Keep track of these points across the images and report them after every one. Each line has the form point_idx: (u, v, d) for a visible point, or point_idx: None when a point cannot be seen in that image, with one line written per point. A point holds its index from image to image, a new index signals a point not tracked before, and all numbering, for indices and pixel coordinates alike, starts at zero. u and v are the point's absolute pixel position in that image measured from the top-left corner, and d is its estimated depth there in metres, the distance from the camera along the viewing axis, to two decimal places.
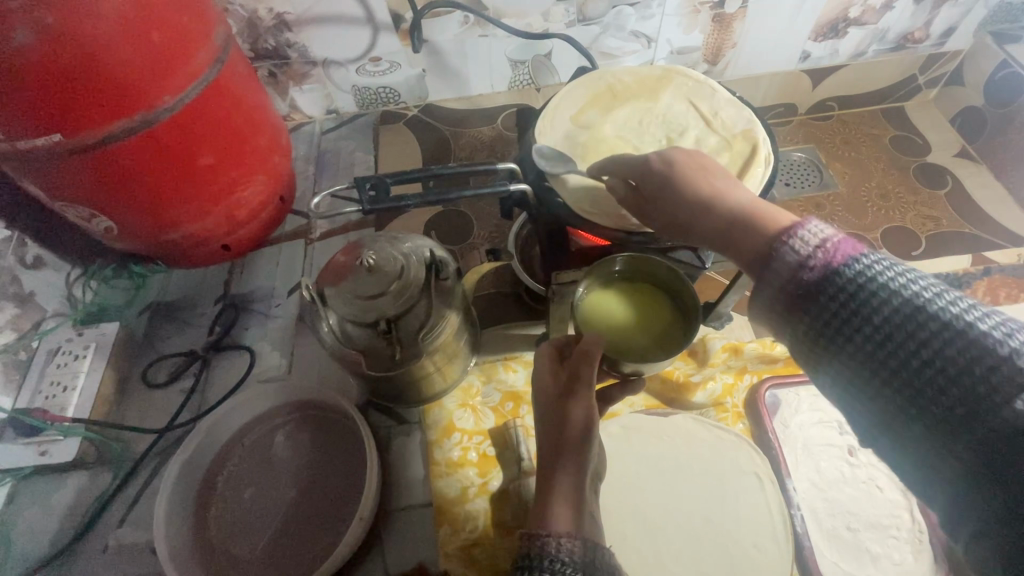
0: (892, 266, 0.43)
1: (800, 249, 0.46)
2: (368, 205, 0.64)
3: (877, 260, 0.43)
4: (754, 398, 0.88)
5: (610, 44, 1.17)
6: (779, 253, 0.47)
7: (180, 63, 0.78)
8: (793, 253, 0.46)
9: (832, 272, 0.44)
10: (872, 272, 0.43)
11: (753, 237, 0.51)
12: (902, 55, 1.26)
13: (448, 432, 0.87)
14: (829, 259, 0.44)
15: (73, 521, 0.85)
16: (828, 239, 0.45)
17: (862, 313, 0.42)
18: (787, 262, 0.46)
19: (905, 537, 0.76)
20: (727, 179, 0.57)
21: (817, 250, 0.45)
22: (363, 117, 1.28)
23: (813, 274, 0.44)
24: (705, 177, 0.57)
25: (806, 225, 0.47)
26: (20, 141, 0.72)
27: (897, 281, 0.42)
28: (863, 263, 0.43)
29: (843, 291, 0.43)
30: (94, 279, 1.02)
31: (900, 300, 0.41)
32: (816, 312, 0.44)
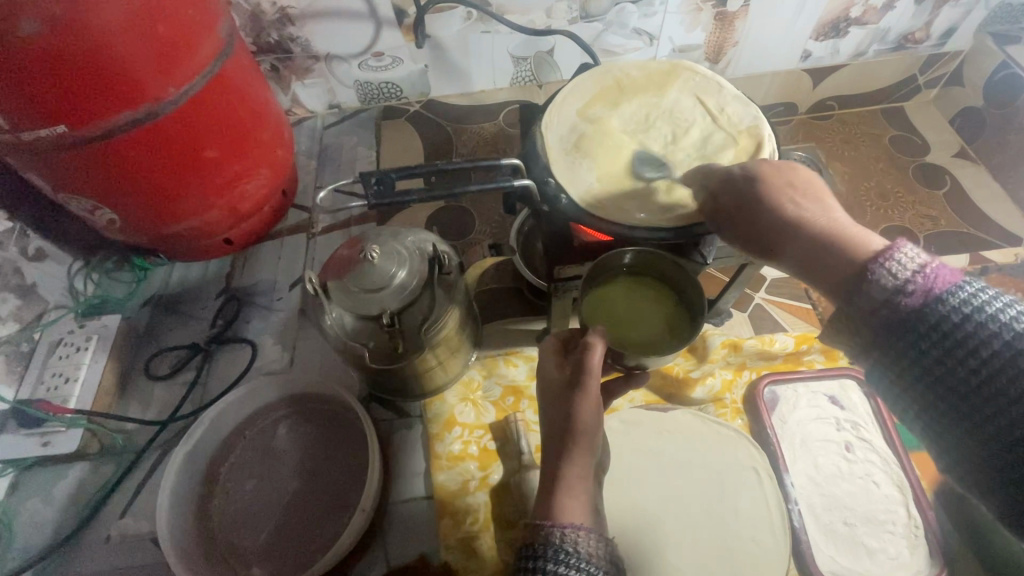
0: (994, 298, 0.43)
1: (902, 274, 0.45)
2: (373, 201, 0.65)
3: (978, 290, 0.43)
4: (753, 393, 0.89)
5: (612, 41, 1.17)
6: (872, 279, 0.46)
7: (186, 56, 0.79)
8: (887, 277, 0.45)
9: (933, 300, 0.43)
10: (972, 302, 0.43)
11: (843, 260, 0.50)
12: (902, 56, 1.26)
13: (450, 426, 0.88)
14: (930, 285, 0.44)
15: (75, 512, 0.85)
16: (927, 265, 0.44)
17: (965, 345, 0.42)
18: (879, 289, 0.45)
19: (901, 532, 0.78)
20: (807, 201, 0.56)
21: (917, 275, 0.44)
22: (365, 112, 1.28)
23: (913, 301, 0.44)
24: (786, 197, 0.57)
25: (900, 248, 0.46)
26: (26, 132, 0.72)
27: (991, 309, 0.42)
28: (965, 292, 0.43)
29: (943, 321, 0.43)
30: (95, 272, 1.04)
31: (988, 328, 0.42)
32: (911, 338, 0.44)
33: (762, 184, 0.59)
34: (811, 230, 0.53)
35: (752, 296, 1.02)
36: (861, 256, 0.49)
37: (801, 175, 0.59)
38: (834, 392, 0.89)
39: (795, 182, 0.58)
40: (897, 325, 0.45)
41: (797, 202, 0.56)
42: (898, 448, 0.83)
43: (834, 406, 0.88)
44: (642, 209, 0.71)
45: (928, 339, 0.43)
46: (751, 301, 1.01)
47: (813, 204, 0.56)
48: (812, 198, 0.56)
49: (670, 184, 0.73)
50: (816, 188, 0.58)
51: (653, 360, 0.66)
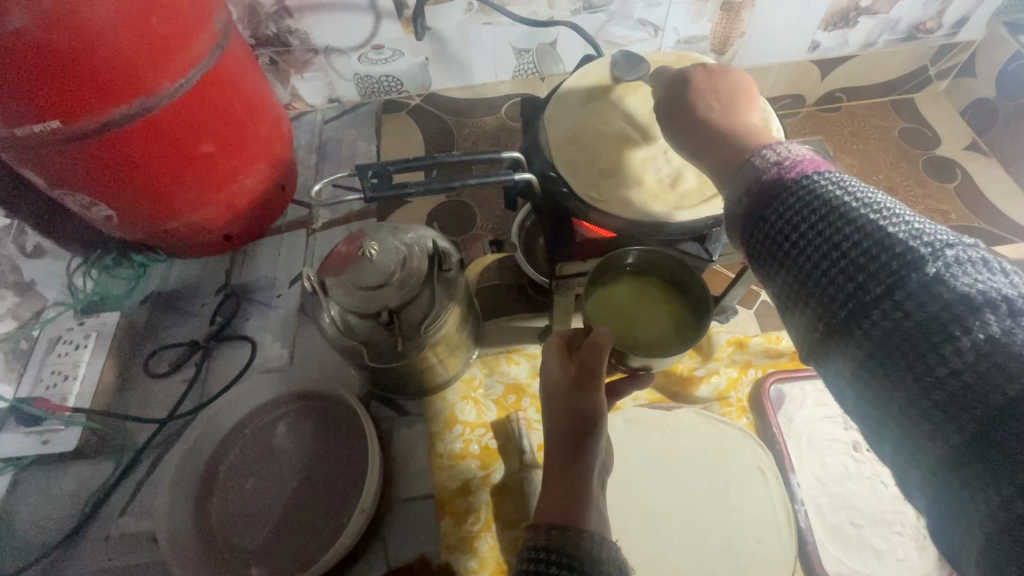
0: (844, 183, 0.43)
1: (767, 161, 0.47)
2: (370, 194, 0.63)
3: (830, 176, 0.43)
4: (759, 392, 0.87)
5: (616, 32, 1.15)
6: (751, 163, 0.48)
7: (180, 49, 0.77)
8: (766, 163, 0.47)
9: (781, 184, 0.44)
10: (819, 184, 0.43)
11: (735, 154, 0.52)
12: (913, 46, 1.23)
13: (450, 424, 0.87)
14: (784, 171, 0.45)
15: (73, 510, 0.85)
16: (790, 157, 0.46)
17: (807, 223, 0.42)
18: (756, 171, 0.47)
19: (910, 533, 0.76)
20: (730, 104, 0.58)
21: (776, 164, 0.46)
22: (365, 106, 1.27)
23: (775, 177, 0.45)
24: (707, 100, 0.59)
25: (776, 144, 0.48)
26: (18, 129, 0.71)
27: (835, 190, 0.42)
28: (815, 175, 0.43)
29: (786, 202, 0.44)
30: (94, 268, 1.01)
31: (823, 203, 0.42)
32: (764, 222, 0.45)
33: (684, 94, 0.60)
34: (716, 124, 0.56)
35: (759, 292, 1.00)
36: (749, 148, 0.51)
37: (730, 82, 0.61)
38: None
39: (717, 88, 0.60)
40: (752, 212, 0.46)
41: (712, 104, 0.58)
42: None
43: (842, 405, 0.86)
44: (648, 206, 0.69)
45: (776, 223, 0.44)
46: (757, 298, 0.99)
47: (735, 107, 0.58)
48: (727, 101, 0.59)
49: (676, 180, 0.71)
50: (737, 93, 0.59)
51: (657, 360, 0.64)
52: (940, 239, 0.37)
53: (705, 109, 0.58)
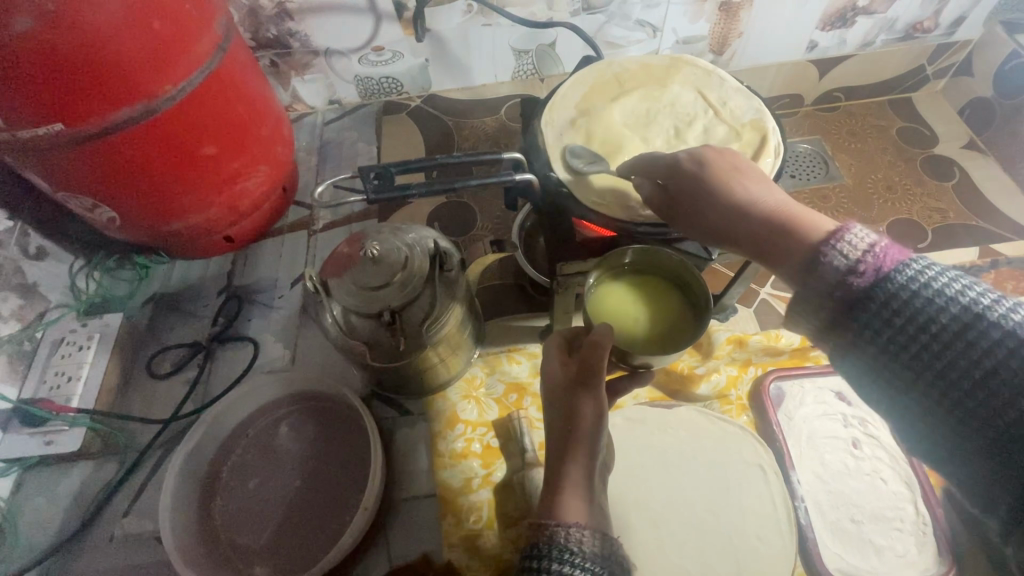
0: (934, 268, 0.44)
1: (849, 255, 0.46)
2: (372, 195, 0.64)
3: (923, 265, 0.44)
4: (758, 390, 0.88)
5: (615, 33, 1.15)
6: (825, 261, 0.47)
7: (182, 51, 0.78)
8: (840, 259, 0.46)
9: (882, 280, 0.44)
10: (923, 277, 0.43)
11: (793, 249, 0.51)
12: (911, 45, 1.24)
13: (452, 423, 0.87)
14: (877, 266, 0.44)
15: (78, 511, 0.85)
16: (873, 246, 0.45)
17: (918, 321, 0.43)
18: (834, 269, 0.46)
19: (909, 529, 0.77)
20: (759, 181, 0.58)
21: (866, 256, 0.45)
22: (366, 107, 1.27)
23: (865, 278, 0.44)
24: (733, 180, 0.58)
25: (850, 230, 0.47)
26: (22, 131, 0.71)
27: (941, 282, 0.43)
28: (911, 269, 0.44)
29: (892, 300, 0.43)
30: (97, 270, 1.03)
31: (936, 299, 0.42)
32: (867, 323, 0.44)
33: (709, 176, 0.59)
34: (758, 212, 0.55)
35: (758, 291, 1.00)
36: (814, 236, 0.50)
37: (729, 153, 0.61)
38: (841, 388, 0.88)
39: (739, 165, 0.59)
40: (848, 309, 0.45)
41: (745, 186, 0.57)
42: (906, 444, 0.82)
43: (841, 402, 0.87)
44: (647, 206, 0.69)
45: (886, 320, 0.44)
46: (756, 297, 1.00)
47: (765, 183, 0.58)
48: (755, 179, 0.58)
49: None
50: (747, 169, 0.59)
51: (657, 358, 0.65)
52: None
53: (739, 194, 0.57)
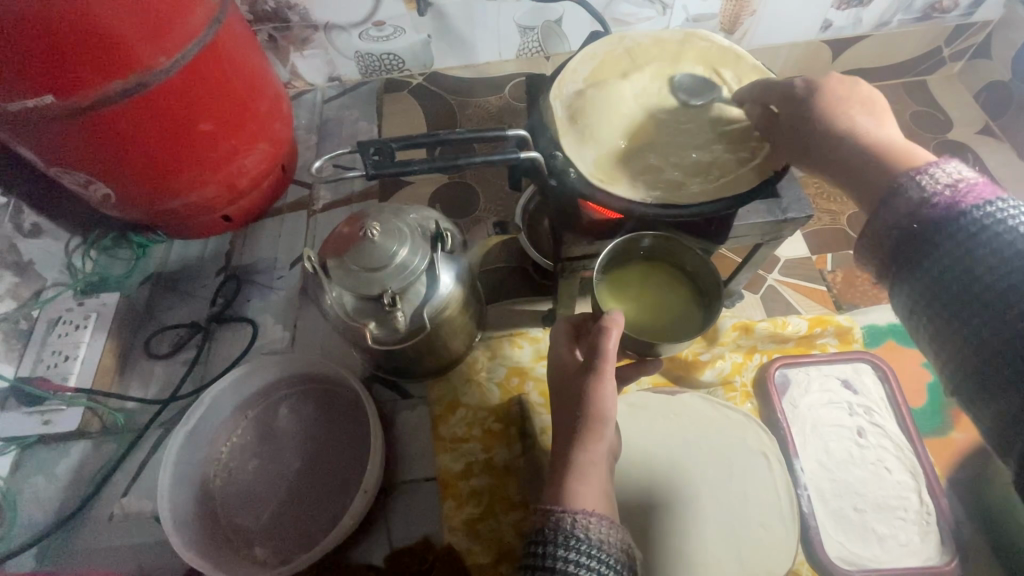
0: (1018, 212, 0.47)
1: (932, 182, 0.51)
2: (372, 171, 0.62)
3: (1009, 206, 0.47)
4: (763, 376, 0.86)
5: (623, 10, 1.12)
6: (906, 185, 0.52)
7: (175, 23, 0.75)
8: (922, 187, 0.51)
9: (958, 212, 0.48)
10: (998, 216, 0.47)
11: (885, 174, 0.55)
12: (927, 26, 1.20)
13: (454, 407, 0.86)
14: (959, 197, 0.49)
15: (78, 490, 0.85)
16: (963, 180, 0.50)
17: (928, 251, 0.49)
18: (910, 198, 0.51)
19: (912, 518, 0.76)
20: (869, 117, 0.61)
21: (948, 187, 0.50)
22: (366, 85, 1.24)
23: (937, 210, 0.49)
24: (848, 113, 0.61)
25: (939, 167, 0.51)
26: (11, 103, 0.69)
27: (1012, 222, 0.46)
28: (993, 207, 0.47)
29: (956, 238, 0.48)
30: (94, 249, 1.02)
31: (1001, 235, 0.46)
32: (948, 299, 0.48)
33: (816, 101, 0.63)
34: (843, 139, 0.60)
35: (765, 277, 0.98)
36: (898, 173, 0.54)
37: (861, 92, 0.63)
38: (846, 375, 0.86)
39: (853, 97, 0.62)
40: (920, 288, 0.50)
41: (853, 114, 0.61)
42: (912, 434, 0.81)
43: (846, 390, 0.85)
44: (658, 189, 0.68)
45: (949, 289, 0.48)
46: (764, 282, 0.98)
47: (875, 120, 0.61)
48: (865, 110, 0.61)
49: (684, 159, 0.70)
50: (873, 105, 0.62)
51: (669, 346, 0.63)
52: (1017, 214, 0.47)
53: (845, 121, 0.61)
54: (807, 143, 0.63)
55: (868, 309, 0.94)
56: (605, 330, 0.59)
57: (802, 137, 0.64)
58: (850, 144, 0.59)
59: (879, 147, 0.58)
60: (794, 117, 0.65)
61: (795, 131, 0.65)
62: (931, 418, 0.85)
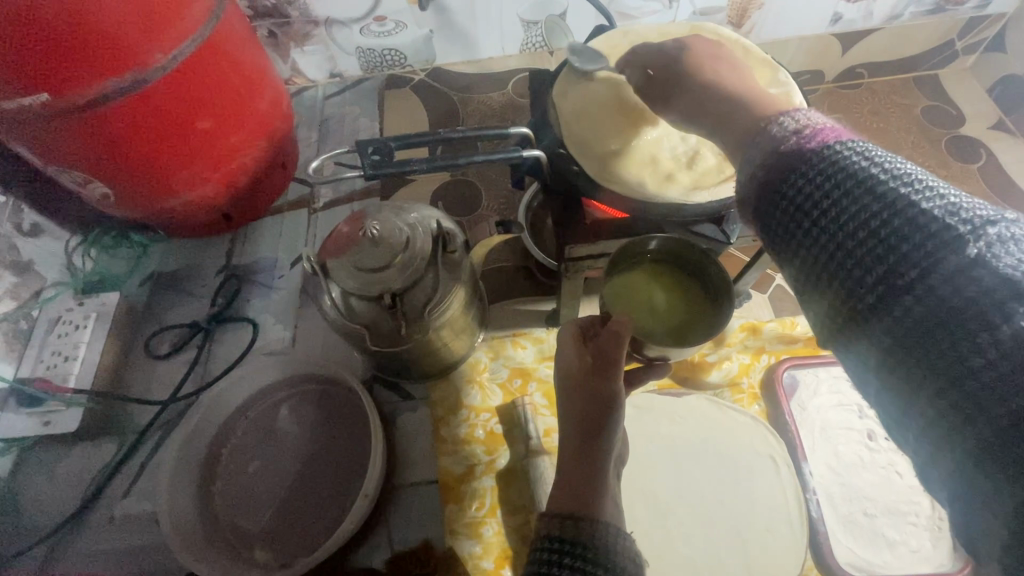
0: (874, 159, 0.39)
1: (785, 129, 0.44)
2: (371, 171, 0.60)
3: (854, 147, 0.40)
4: (772, 378, 0.85)
5: (629, 3, 1.10)
6: (769, 128, 0.46)
7: (171, 18, 0.73)
8: (783, 128, 0.45)
9: (807, 152, 0.42)
10: (846, 153, 0.40)
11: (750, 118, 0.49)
12: (940, 18, 1.17)
13: (456, 409, 0.85)
14: (804, 141, 0.42)
15: (77, 492, 0.84)
16: (810, 125, 0.43)
17: (834, 218, 0.39)
18: (774, 137, 0.45)
19: (924, 524, 0.74)
20: (732, 70, 0.56)
21: (795, 134, 0.43)
22: (368, 81, 1.23)
23: (791, 146, 0.43)
24: (709, 67, 0.56)
25: (792, 114, 0.45)
26: (7, 102, 0.68)
27: (877, 172, 0.38)
28: (842, 147, 0.41)
29: (823, 179, 0.40)
30: (93, 248, 1.01)
31: (848, 174, 0.39)
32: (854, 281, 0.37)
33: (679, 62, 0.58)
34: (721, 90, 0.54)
35: (773, 277, 0.96)
36: (760, 118, 0.48)
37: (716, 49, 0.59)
38: None
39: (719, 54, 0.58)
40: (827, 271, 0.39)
41: (717, 68, 0.56)
42: None
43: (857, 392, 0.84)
44: (662, 188, 0.66)
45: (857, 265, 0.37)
46: (772, 282, 0.96)
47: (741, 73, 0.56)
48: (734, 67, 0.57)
49: (689, 157, 0.69)
50: (739, 67, 0.57)
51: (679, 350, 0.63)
52: (1001, 229, 0.33)
53: (711, 73, 0.55)
54: (684, 96, 0.57)
55: None
56: (617, 338, 0.60)
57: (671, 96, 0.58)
58: (726, 93, 0.53)
59: (746, 92, 0.52)
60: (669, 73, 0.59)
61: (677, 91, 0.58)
62: None
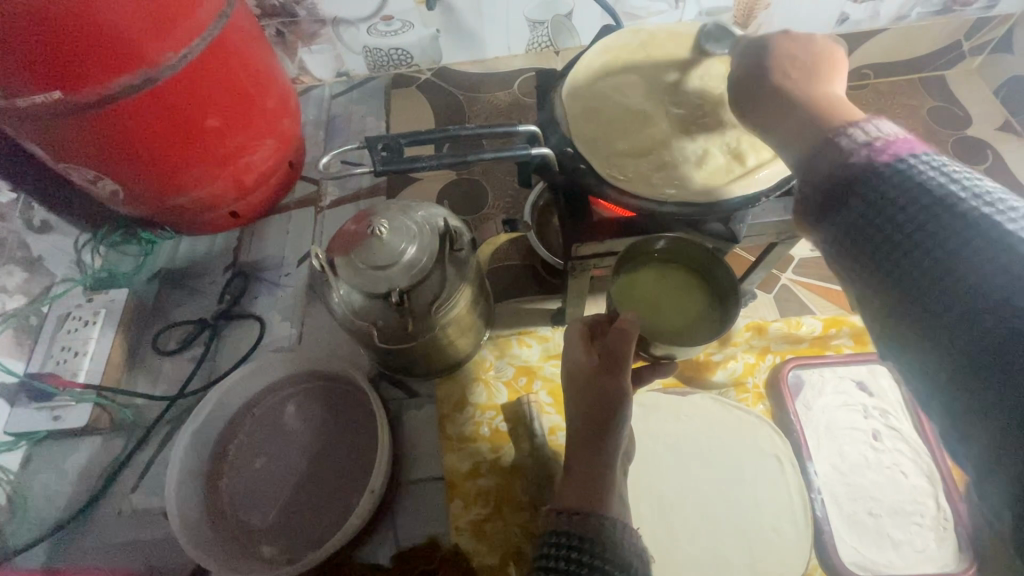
0: (938, 167, 0.39)
1: (855, 140, 0.43)
2: (380, 166, 0.60)
3: (925, 160, 0.40)
4: (777, 378, 0.85)
5: (635, 3, 1.10)
6: (837, 140, 0.44)
7: (182, 17, 0.74)
8: (852, 140, 0.43)
9: (871, 168, 0.41)
10: (919, 168, 0.39)
11: (826, 124, 0.47)
12: (947, 19, 1.17)
13: (461, 407, 0.86)
14: (875, 154, 0.41)
15: (86, 486, 0.85)
16: (881, 138, 0.42)
17: (891, 232, 0.39)
18: (844, 149, 0.43)
19: (928, 524, 0.75)
20: (810, 72, 0.52)
21: (866, 146, 0.42)
22: (375, 80, 1.23)
23: (863, 162, 0.41)
24: (778, 72, 0.52)
25: (869, 122, 0.43)
26: (20, 98, 0.69)
27: (935, 179, 0.39)
28: (913, 161, 0.40)
29: (879, 191, 0.40)
30: (102, 244, 1.01)
31: (928, 193, 0.38)
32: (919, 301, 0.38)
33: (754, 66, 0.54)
34: (796, 98, 0.50)
35: (778, 277, 0.96)
36: (834, 122, 0.46)
37: (811, 47, 0.53)
38: (862, 378, 0.85)
39: (794, 56, 0.53)
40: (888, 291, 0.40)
41: (790, 72, 0.52)
42: (928, 437, 0.79)
43: (862, 393, 0.84)
44: (670, 190, 0.66)
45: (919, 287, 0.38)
46: (778, 282, 0.96)
47: (826, 76, 0.51)
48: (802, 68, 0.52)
49: (700, 156, 0.68)
50: (822, 62, 0.52)
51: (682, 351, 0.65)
52: None
53: (779, 79, 0.52)
54: (767, 108, 0.52)
55: None
56: (623, 335, 0.60)
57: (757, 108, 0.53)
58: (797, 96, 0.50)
59: (831, 96, 0.49)
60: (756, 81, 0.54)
61: (755, 103, 0.54)
62: None
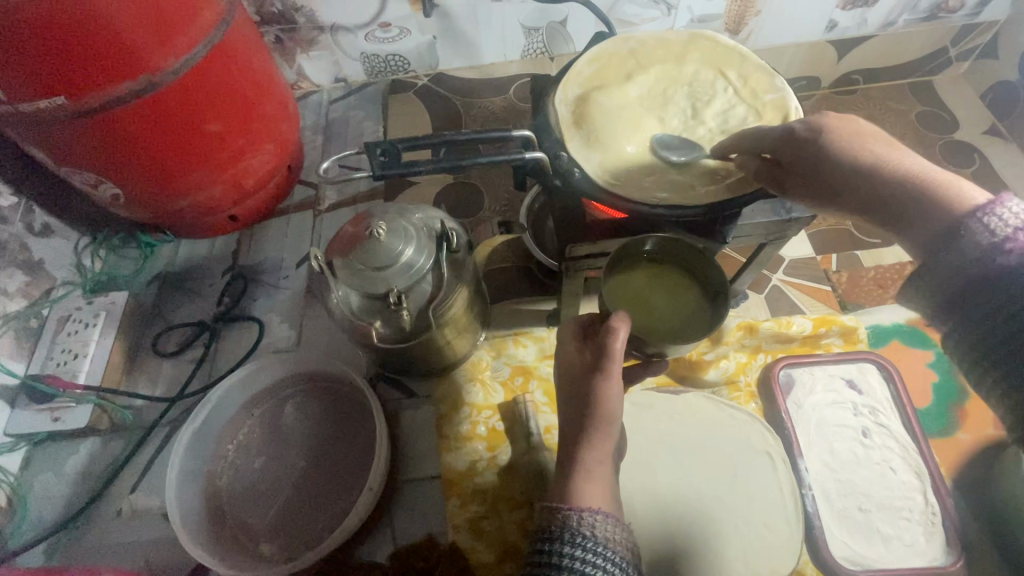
0: None
1: (997, 226, 0.44)
2: (378, 172, 0.62)
3: None
4: (768, 376, 0.87)
5: (628, 10, 1.12)
6: (970, 230, 0.46)
7: (183, 24, 0.76)
8: (984, 234, 0.45)
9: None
10: None
11: (935, 209, 0.49)
12: (934, 26, 1.20)
13: (457, 407, 0.86)
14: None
15: (87, 485, 0.86)
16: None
17: None
18: (978, 243, 0.45)
19: (917, 519, 0.76)
20: (882, 146, 0.56)
21: (1019, 230, 0.43)
22: (372, 86, 1.25)
23: (1014, 257, 0.43)
24: (858, 143, 0.57)
25: (1005, 202, 0.45)
26: (24, 104, 0.70)
27: None
28: None
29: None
30: (103, 248, 1.03)
31: None
32: None
33: (812, 143, 0.59)
34: (886, 177, 0.54)
35: (769, 277, 0.98)
36: (955, 205, 0.48)
37: (853, 128, 0.59)
38: (852, 376, 0.86)
39: (859, 132, 0.58)
40: None
41: (862, 147, 0.56)
42: (917, 434, 0.81)
43: (852, 390, 0.85)
44: (662, 192, 0.68)
45: None
46: (769, 282, 0.98)
47: (890, 148, 0.57)
48: (880, 143, 0.57)
49: (690, 161, 0.71)
50: (864, 133, 0.58)
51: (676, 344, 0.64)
52: None
53: (858, 151, 0.56)
54: (834, 186, 0.57)
55: (872, 309, 0.94)
56: (611, 330, 0.59)
57: (828, 186, 0.58)
58: (874, 172, 0.54)
59: (930, 176, 0.51)
60: (798, 153, 0.60)
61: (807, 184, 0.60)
62: (937, 418, 0.85)
